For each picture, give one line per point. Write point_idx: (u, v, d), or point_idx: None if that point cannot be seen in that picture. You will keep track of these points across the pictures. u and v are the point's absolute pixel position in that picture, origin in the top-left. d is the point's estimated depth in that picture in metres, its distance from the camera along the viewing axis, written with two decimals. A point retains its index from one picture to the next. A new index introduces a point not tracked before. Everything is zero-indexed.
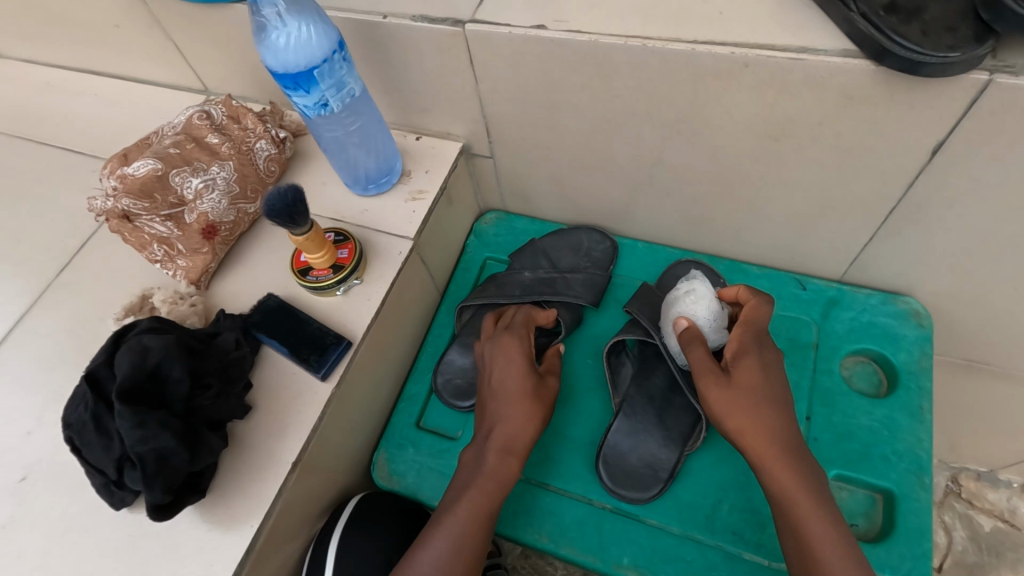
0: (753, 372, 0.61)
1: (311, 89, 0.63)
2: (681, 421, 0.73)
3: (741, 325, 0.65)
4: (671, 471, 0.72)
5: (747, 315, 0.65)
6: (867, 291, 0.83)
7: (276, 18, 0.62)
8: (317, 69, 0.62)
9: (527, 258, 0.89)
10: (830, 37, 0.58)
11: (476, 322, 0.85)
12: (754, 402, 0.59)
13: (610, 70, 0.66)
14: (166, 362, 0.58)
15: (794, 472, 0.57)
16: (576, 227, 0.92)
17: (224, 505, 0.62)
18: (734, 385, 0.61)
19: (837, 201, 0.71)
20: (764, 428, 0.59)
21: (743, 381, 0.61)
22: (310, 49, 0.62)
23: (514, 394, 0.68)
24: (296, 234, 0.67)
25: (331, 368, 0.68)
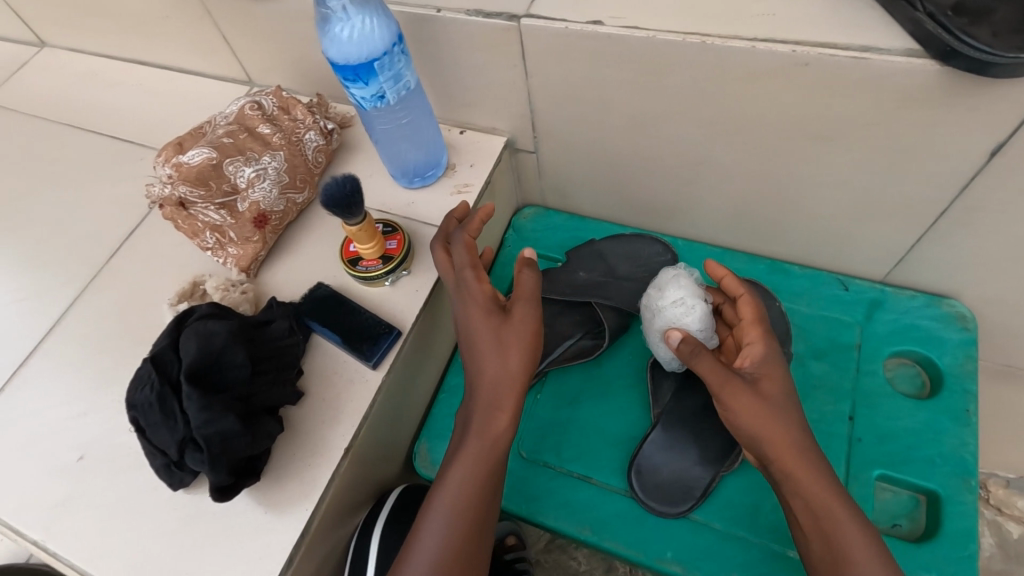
0: (773, 379, 0.61)
1: (371, 82, 0.65)
2: (719, 442, 0.72)
3: (747, 311, 0.66)
4: (703, 491, 0.71)
5: (750, 318, 0.66)
6: (910, 293, 0.82)
7: (340, 8, 0.63)
8: (378, 61, 0.64)
9: (585, 259, 0.88)
10: (894, 37, 0.58)
11: None
12: (780, 412, 0.59)
13: (665, 67, 0.66)
14: (228, 347, 0.60)
15: (813, 468, 0.57)
16: (642, 235, 0.89)
17: (280, 489, 0.64)
18: (761, 395, 0.60)
19: (889, 202, 0.71)
20: (792, 436, 0.58)
21: (769, 390, 0.61)
22: (372, 41, 0.63)
23: (483, 338, 0.63)
24: (350, 224, 0.68)
25: (383, 357, 0.69)
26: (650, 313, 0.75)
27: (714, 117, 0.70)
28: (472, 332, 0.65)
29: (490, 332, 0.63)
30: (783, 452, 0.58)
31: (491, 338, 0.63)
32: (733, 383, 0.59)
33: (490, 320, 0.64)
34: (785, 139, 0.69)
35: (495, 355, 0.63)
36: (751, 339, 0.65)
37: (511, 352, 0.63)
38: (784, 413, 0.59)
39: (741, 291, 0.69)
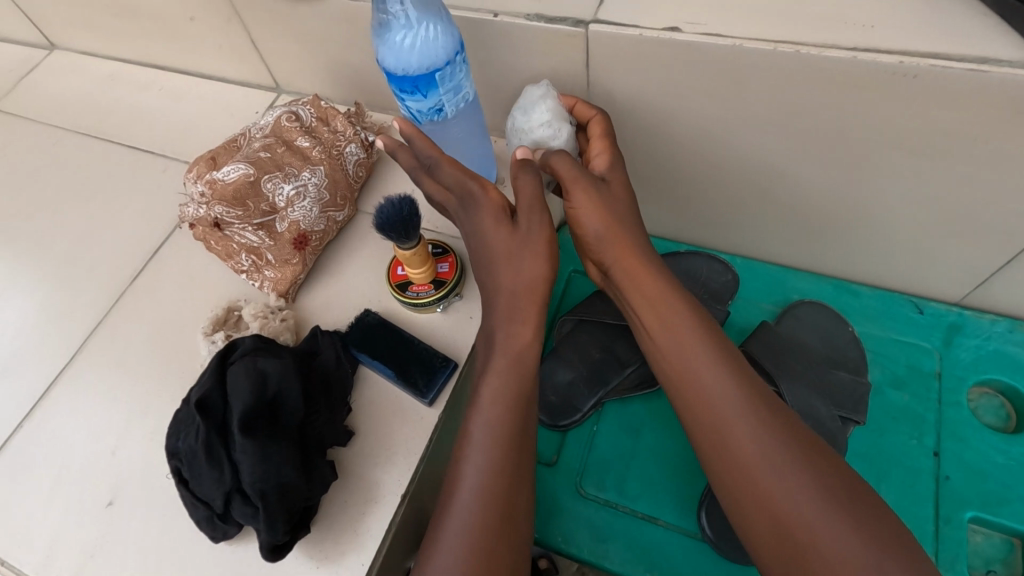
0: (624, 201, 0.60)
1: (428, 95, 0.60)
2: None
3: (595, 140, 0.64)
4: None
5: (599, 135, 0.65)
6: (992, 317, 0.78)
7: (401, 15, 0.58)
8: (440, 72, 0.58)
9: None
10: (1013, 47, 0.52)
11: (578, 339, 0.80)
12: (639, 248, 0.58)
13: (748, 77, 0.61)
14: (284, 389, 0.54)
15: (748, 418, 0.51)
16: (698, 252, 0.86)
17: (332, 540, 0.58)
18: (613, 200, 0.58)
19: (981, 222, 0.66)
20: (657, 277, 0.57)
21: (617, 194, 0.59)
22: (434, 50, 0.58)
23: (491, 241, 0.57)
24: (403, 249, 0.62)
25: (439, 393, 0.64)
26: (516, 136, 0.69)
27: (796, 131, 0.65)
28: (482, 237, 0.58)
29: (501, 236, 0.57)
30: (649, 290, 0.57)
31: (505, 238, 0.57)
32: (574, 179, 0.57)
33: (500, 222, 0.57)
34: (874, 155, 0.64)
35: (506, 260, 0.57)
36: (596, 152, 0.64)
37: (533, 255, 0.56)
38: (648, 248, 0.58)
39: (591, 112, 0.66)
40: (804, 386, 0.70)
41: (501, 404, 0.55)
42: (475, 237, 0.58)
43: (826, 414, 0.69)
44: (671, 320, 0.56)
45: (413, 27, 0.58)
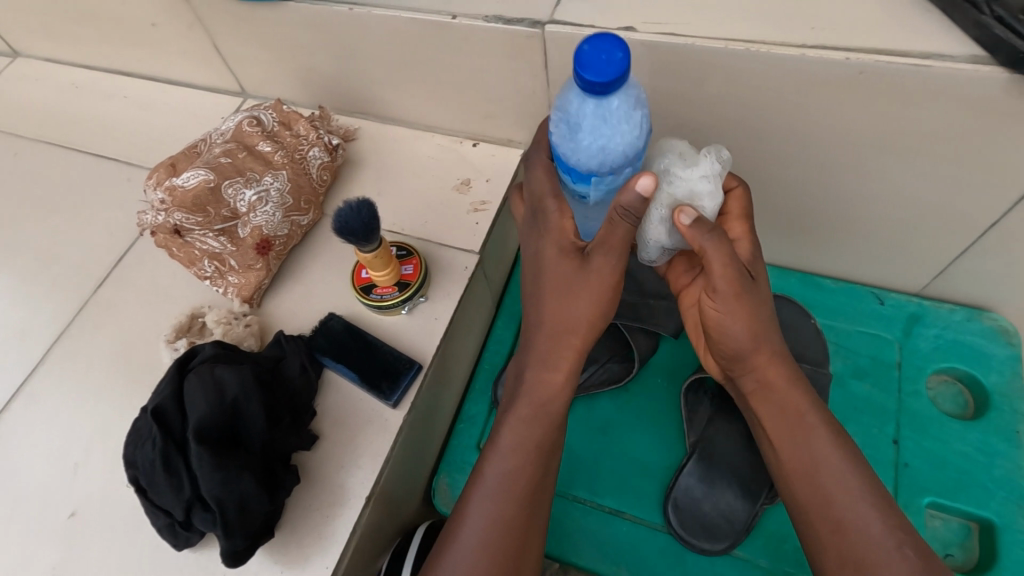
0: (755, 303, 0.53)
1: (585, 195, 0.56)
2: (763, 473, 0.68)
3: (737, 219, 0.58)
4: (746, 527, 0.66)
5: (739, 208, 0.58)
6: (950, 307, 0.79)
7: (596, 110, 0.48)
8: (597, 177, 0.52)
9: None
10: (957, 42, 0.53)
11: None
12: (757, 319, 0.53)
13: (703, 76, 0.61)
14: (243, 399, 0.53)
15: (796, 437, 0.54)
16: None
17: (296, 544, 0.58)
18: (741, 292, 0.52)
19: (936, 214, 0.67)
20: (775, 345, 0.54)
21: (761, 290, 0.54)
22: (604, 157, 0.50)
23: (555, 279, 0.57)
24: (364, 252, 0.63)
25: (403, 395, 0.64)
26: (663, 182, 0.54)
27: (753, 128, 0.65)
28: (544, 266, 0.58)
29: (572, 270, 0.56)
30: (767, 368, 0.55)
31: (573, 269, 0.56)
32: (711, 272, 0.51)
33: (569, 262, 0.56)
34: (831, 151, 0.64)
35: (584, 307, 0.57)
36: (737, 233, 0.57)
37: (582, 297, 0.56)
38: (764, 329, 0.54)
39: (734, 183, 0.59)
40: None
41: (524, 451, 0.56)
42: (533, 247, 0.60)
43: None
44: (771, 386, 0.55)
45: (605, 118, 0.48)
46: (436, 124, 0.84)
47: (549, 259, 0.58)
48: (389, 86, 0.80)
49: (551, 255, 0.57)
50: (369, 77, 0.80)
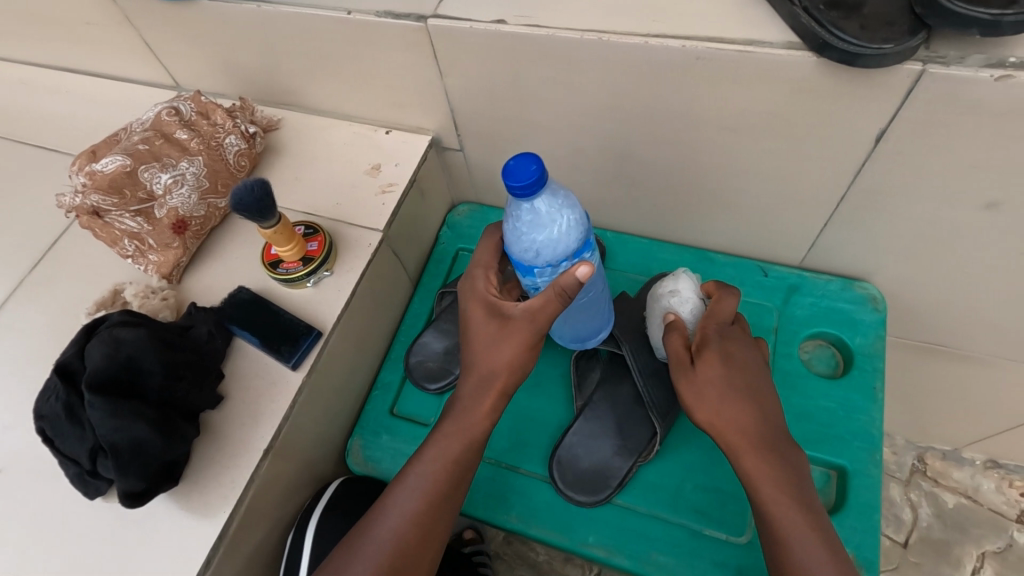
0: (711, 359, 0.63)
1: (533, 284, 0.66)
2: (637, 432, 0.74)
3: (708, 318, 0.67)
4: (620, 480, 0.73)
5: (714, 311, 0.68)
6: (827, 277, 0.86)
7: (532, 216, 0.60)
8: (538, 269, 0.63)
9: None
10: (777, 30, 0.59)
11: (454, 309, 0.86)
12: (715, 390, 0.62)
13: (569, 64, 0.67)
14: (138, 353, 0.61)
15: (760, 445, 0.60)
16: None
17: (199, 492, 0.64)
18: (695, 373, 0.63)
19: (793, 189, 0.74)
20: (722, 410, 0.61)
21: (704, 367, 0.63)
22: (547, 249, 0.61)
23: (479, 334, 0.66)
24: (265, 227, 0.69)
25: (302, 358, 0.70)
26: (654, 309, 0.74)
27: (621, 111, 0.71)
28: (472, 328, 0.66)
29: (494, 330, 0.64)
30: (715, 425, 0.61)
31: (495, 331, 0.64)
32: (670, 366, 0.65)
33: (492, 323, 0.65)
34: (691, 132, 0.71)
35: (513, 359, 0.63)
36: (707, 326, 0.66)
37: (504, 349, 0.63)
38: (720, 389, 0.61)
39: (710, 288, 0.71)
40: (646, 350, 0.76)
41: (441, 462, 0.63)
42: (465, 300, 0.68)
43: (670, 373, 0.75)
44: (734, 452, 0.60)
45: (534, 222, 0.60)
46: (353, 114, 0.90)
47: (473, 322, 0.67)
48: (304, 78, 0.86)
49: (481, 322, 0.66)
50: (285, 70, 0.86)
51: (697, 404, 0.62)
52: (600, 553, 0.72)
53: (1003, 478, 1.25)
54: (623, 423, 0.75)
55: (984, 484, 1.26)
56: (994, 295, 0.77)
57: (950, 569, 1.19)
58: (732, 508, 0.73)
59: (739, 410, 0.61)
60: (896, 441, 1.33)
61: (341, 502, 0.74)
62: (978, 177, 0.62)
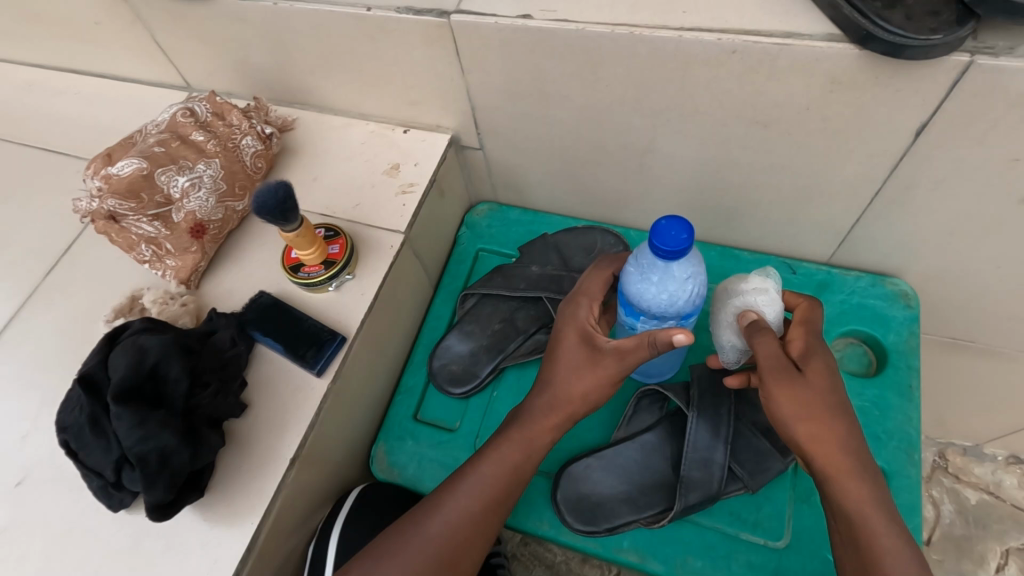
0: (819, 370, 0.60)
1: (632, 325, 0.66)
2: (662, 463, 0.71)
3: (798, 326, 0.65)
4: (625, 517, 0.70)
5: (801, 321, 0.65)
6: (856, 274, 0.84)
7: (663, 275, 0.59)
8: (643, 317, 0.63)
9: (538, 252, 0.87)
10: (815, 22, 0.58)
11: (478, 312, 0.84)
12: (823, 403, 0.59)
13: (599, 59, 0.66)
14: (163, 361, 0.59)
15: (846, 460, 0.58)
16: (592, 226, 0.89)
17: (225, 503, 0.63)
18: (804, 382, 0.59)
19: (826, 185, 0.72)
20: (829, 427, 0.59)
21: (812, 378, 0.60)
22: (659, 306, 0.61)
23: (563, 358, 0.65)
24: (286, 231, 0.67)
25: (327, 364, 0.68)
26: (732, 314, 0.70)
27: (650, 107, 0.70)
28: (559, 351, 0.65)
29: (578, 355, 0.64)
30: (817, 437, 0.59)
31: (582, 361, 0.64)
32: (773, 365, 0.60)
33: (579, 351, 0.64)
34: (722, 127, 0.69)
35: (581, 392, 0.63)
36: (797, 336, 0.64)
37: (584, 380, 0.63)
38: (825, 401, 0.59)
39: (798, 300, 0.68)
40: (712, 426, 0.69)
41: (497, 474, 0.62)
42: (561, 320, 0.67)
43: (719, 461, 0.68)
44: (835, 466, 0.58)
45: (660, 279, 0.59)
46: (369, 112, 0.89)
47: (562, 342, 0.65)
48: (321, 77, 0.84)
49: (568, 343, 0.65)
50: (302, 69, 0.84)
51: (805, 413, 0.59)
52: (634, 558, 0.71)
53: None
54: (648, 476, 0.71)
55: (1007, 480, 1.25)
56: None
57: (974, 566, 1.18)
58: (766, 512, 0.71)
59: (846, 428, 0.59)
60: None
61: (367, 510, 0.72)
62: (1021, 171, 0.61)
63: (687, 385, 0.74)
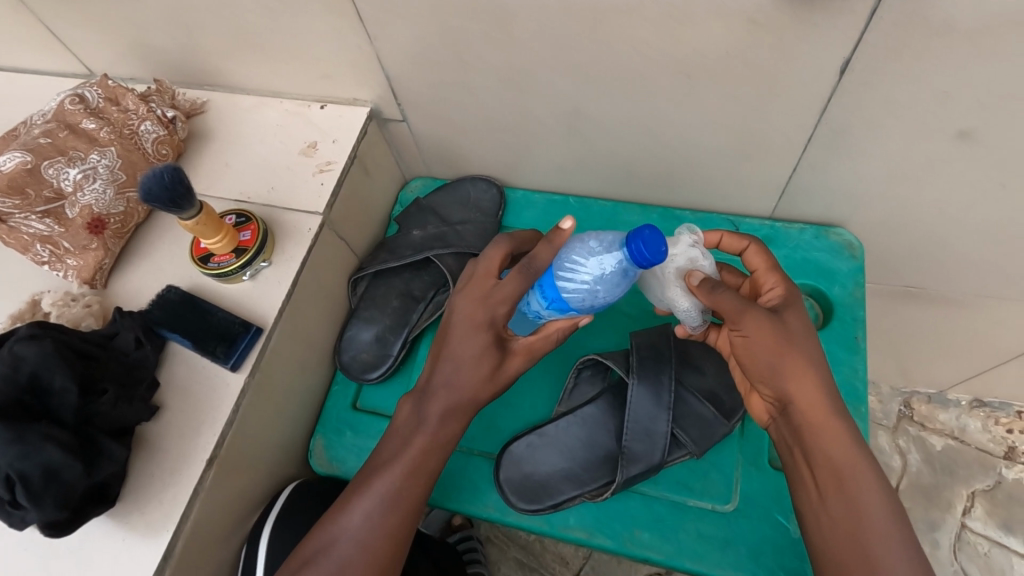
0: (798, 315, 0.59)
1: (528, 301, 0.66)
2: (606, 438, 0.69)
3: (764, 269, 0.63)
4: (569, 495, 0.68)
5: (763, 266, 0.63)
6: (800, 227, 0.81)
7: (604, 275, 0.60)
8: (568, 306, 0.63)
9: (415, 218, 0.87)
10: None
11: (372, 294, 0.82)
12: (808, 348, 0.57)
13: (506, 14, 0.61)
14: (43, 370, 0.55)
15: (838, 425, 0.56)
16: (460, 180, 0.90)
17: (138, 512, 0.59)
18: (786, 326, 0.58)
19: (759, 135, 0.69)
20: (814, 371, 0.57)
21: (789, 324, 0.58)
22: (592, 300, 0.62)
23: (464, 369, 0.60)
24: (184, 219, 0.62)
25: (242, 357, 0.65)
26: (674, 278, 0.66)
27: (568, 64, 0.65)
28: (448, 323, 0.61)
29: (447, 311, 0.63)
30: (799, 382, 0.57)
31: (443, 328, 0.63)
32: (753, 307, 0.57)
33: (479, 340, 0.59)
34: (644, 80, 0.65)
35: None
36: (770, 285, 0.63)
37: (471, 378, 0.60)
38: (803, 345, 0.57)
39: (744, 242, 0.65)
40: (653, 393, 0.67)
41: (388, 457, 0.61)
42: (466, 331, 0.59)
43: (662, 430, 0.66)
44: (819, 414, 0.56)
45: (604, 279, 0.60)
46: (284, 90, 0.83)
47: (461, 318, 0.60)
48: (225, 54, 0.78)
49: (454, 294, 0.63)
50: (202, 45, 0.78)
51: (786, 357, 0.57)
52: (580, 535, 0.69)
53: (988, 416, 1.24)
54: (592, 451, 0.69)
55: (971, 425, 1.25)
56: (972, 232, 0.74)
57: (942, 513, 1.18)
58: (715, 478, 0.69)
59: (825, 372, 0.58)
60: (882, 388, 1.30)
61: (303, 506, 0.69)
62: (951, 105, 0.58)
63: (628, 354, 0.71)
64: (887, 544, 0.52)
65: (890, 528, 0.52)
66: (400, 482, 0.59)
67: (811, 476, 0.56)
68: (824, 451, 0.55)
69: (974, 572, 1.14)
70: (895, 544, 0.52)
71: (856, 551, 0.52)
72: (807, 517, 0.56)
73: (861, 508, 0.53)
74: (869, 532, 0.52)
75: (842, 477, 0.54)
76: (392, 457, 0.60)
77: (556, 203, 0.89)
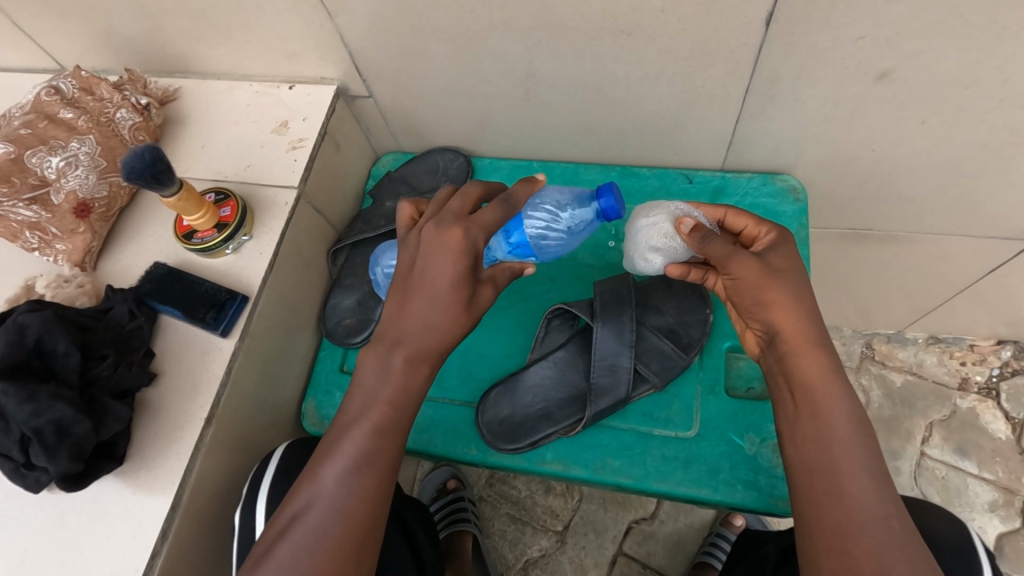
0: (786, 256, 0.63)
1: (489, 249, 0.74)
2: (575, 378, 0.75)
3: (761, 227, 0.68)
4: (542, 434, 0.74)
5: (749, 222, 0.69)
6: (748, 175, 0.88)
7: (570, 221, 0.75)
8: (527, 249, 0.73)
9: (388, 190, 0.92)
10: None
11: (351, 263, 0.86)
12: (791, 283, 0.61)
13: None
14: (47, 337, 0.59)
15: (818, 350, 0.60)
16: (429, 151, 0.95)
17: (144, 469, 0.64)
18: (769, 265, 0.62)
19: (701, 88, 0.74)
20: (795, 303, 0.61)
21: (777, 263, 0.63)
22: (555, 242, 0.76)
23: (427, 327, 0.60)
24: (166, 195, 0.66)
25: (231, 323, 0.70)
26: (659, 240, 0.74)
27: (517, 28, 0.69)
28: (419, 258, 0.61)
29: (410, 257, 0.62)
30: (785, 310, 0.61)
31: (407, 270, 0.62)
32: (737, 251, 0.63)
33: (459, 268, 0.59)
34: (589, 41, 0.70)
35: (384, 325, 0.61)
36: (761, 232, 0.68)
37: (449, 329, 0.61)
38: (791, 280, 0.61)
39: (721, 211, 0.71)
40: (617, 332, 0.73)
41: None
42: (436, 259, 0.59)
43: (625, 365, 0.72)
44: (798, 340, 0.61)
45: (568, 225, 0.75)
46: (252, 73, 0.87)
47: (436, 246, 0.60)
48: (192, 39, 0.82)
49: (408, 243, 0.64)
50: (170, 33, 0.81)
51: (764, 293, 0.62)
52: (558, 468, 0.74)
53: (943, 350, 1.32)
54: (563, 391, 0.75)
55: (927, 359, 1.33)
56: (904, 169, 0.80)
57: (902, 442, 1.27)
58: (677, 406, 0.75)
59: (810, 304, 0.62)
60: (844, 331, 1.38)
61: (302, 444, 0.72)
62: (868, 48, 0.63)
63: (592, 301, 0.76)
64: (851, 456, 0.56)
65: (856, 441, 0.57)
66: (372, 444, 0.57)
67: (789, 397, 0.61)
68: (799, 374, 0.60)
69: (933, 494, 1.22)
70: (860, 455, 0.56)
71: (822, 463, 0.57)
72: (784, 433, 0.61)
73: (828, 422, 0.58)
74: (836, 444, 0.57)
75: (814, 397, 0.59)
76: (361, 414, 0.58)
77: (520, 167, 0.94)
